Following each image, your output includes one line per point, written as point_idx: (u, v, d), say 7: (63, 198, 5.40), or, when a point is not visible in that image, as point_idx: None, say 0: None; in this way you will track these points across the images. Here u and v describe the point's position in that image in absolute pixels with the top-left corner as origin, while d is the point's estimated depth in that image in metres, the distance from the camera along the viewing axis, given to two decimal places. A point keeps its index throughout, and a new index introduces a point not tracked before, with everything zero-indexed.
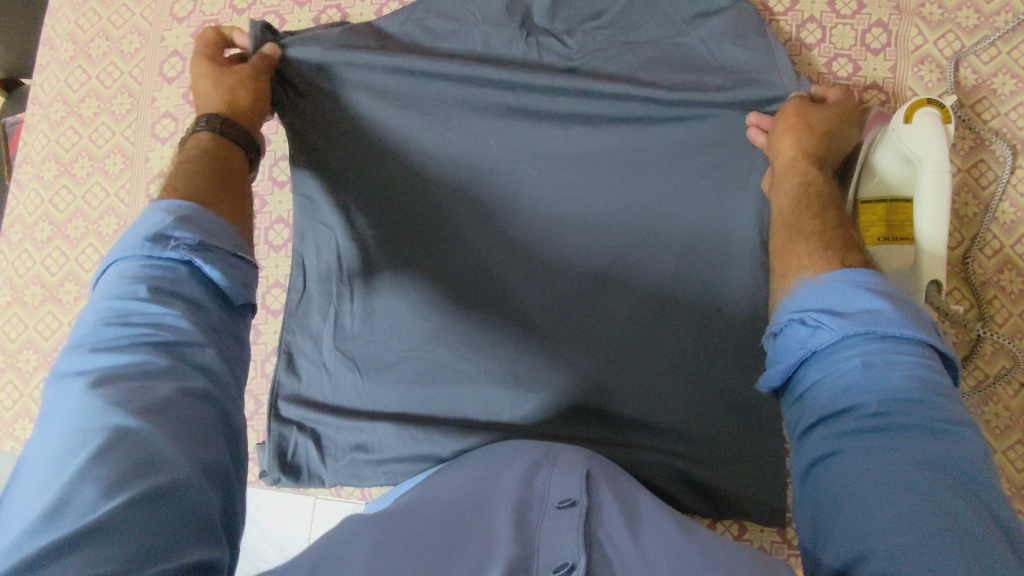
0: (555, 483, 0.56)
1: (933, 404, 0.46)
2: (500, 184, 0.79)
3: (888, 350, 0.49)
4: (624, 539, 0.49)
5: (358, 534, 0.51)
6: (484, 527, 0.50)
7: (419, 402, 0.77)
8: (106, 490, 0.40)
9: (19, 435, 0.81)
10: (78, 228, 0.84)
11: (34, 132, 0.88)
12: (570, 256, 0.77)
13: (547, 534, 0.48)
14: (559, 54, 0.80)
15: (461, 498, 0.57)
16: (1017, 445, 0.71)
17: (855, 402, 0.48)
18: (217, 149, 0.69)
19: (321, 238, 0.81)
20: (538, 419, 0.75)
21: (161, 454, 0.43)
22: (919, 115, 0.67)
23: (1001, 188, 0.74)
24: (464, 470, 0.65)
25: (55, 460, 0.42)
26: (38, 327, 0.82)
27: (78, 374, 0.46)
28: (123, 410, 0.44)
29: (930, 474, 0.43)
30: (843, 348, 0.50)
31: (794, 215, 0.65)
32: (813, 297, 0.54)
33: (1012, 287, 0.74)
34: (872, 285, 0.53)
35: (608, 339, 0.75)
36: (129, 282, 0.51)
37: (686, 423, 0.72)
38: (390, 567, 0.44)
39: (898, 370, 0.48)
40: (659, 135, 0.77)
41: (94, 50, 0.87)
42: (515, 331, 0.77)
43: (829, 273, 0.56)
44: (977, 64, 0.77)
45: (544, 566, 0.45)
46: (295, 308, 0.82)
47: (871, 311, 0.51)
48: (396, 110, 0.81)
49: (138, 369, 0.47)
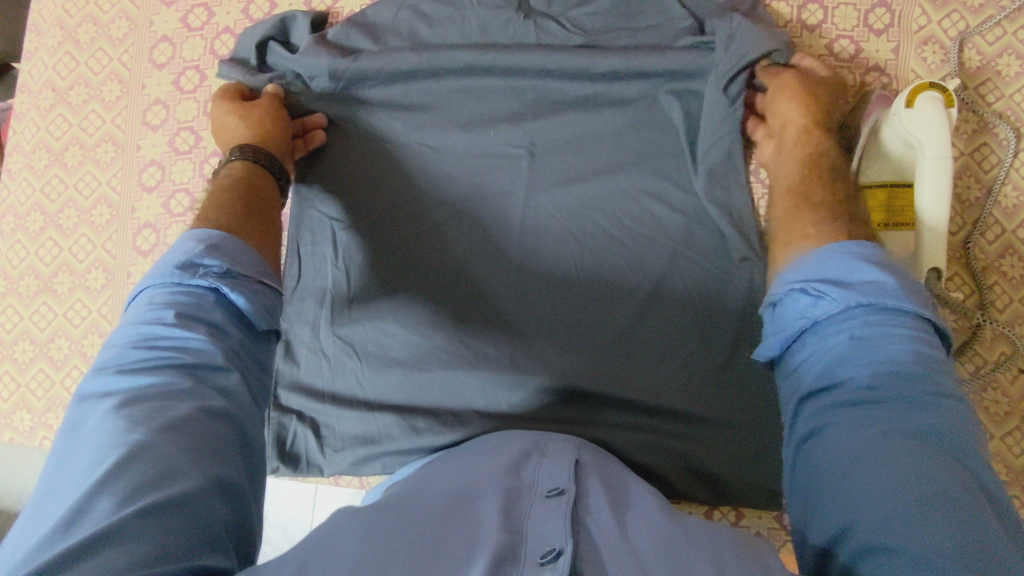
0: (543, 472, 0.56)
1: (930, 378, 0.46)
2: (496, 167, 0.79)
3: (889, 322, 0.48)
4: (610, 524, 0.49)
5: (351, 524, 0.50)
6: (474, 515, 0.50)
7: (420, 392, 0.77)
8: (120, 502, 0.40)
9: (17, 426, 0.80)
10: (71, 218, 0.83)
11: (23, 121, 0.86)
12: (568, 243, 0.76)
13: (535, 522, 0.48)
14: (557, 36, 0.79)
15: (456, 488, 0.56)
16: (1014, 430, 0.71)
17: (852, 372, 0.48)
18: (248, 178, 0.69)
19: (314, 225, 0.81)
20: (535, 406, 0.74)
21: (175, 464, 0.43)
22: (922, 99, 0.66)
23: (1004, 172, 0.73)
24: (457, 458, 0.65)
25: (76, 473, 0.43)
26: (33, 318, 0.82)
27: (104, 396, 0.47)
28: (135, 424, 0.44)
29: (924, 448, 0.43)
30: (844, 320, 0.50)
31: (795, 189, 0.66)
32: (814, 268, 0.53)
33: (1013, 272, 0.73)
34: (874, 257, 0.52)
35: (610, 336, 0.74)
36: (157, 308, 0.51)
37: (686, 400, 0.72)
38: (385, 558, 0.44)
39: (898, 344, 0.47)
40: (655, 121, 0.77)
41: (82, 36, 0.86)
42: (512, 320, 0.76)
43: (830, 245, 0.55)
44: (981, 44, 0.76)
45: (533, 553, 0.45)
46: (291, 295, 0.81)
47: (874, 283, 0.50)
48: (393, 98, 0.81)
49: (160, 390, 0.47)
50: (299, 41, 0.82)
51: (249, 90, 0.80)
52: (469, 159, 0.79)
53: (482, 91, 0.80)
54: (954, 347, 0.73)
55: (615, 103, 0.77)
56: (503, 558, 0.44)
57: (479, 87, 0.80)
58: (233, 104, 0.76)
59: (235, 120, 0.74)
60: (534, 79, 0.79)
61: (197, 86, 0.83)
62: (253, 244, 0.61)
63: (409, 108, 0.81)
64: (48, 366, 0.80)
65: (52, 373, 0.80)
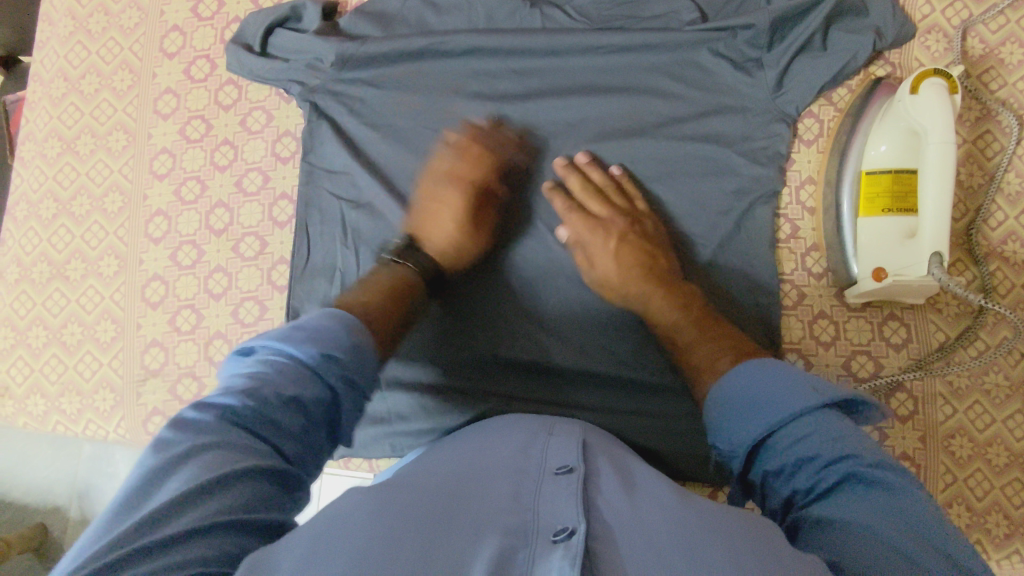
0: (552, 450, 0.57)
1: (847, 455, 0.49)
2: (503, 151, 0.79)
3: (795, 424, 0.52)
4: (620, 503, 0.50)
5: (361, 498, 0.50)
6: (483, 491, 0.51)
7: (429, 375, 0.77)
8: (204, 519, 0.42)
9: (31, 411, 0.80)
10: (83, 205, 0.84)
11: (36, 110, 0.87)
12: (559, 224, 0.78)
13: (549, 501, 0.49)
14: (562, 24, 0.80)
15: (461, 467, 0.57)
16: (1016, 413, 0.72)
17: (797, 477, 0.51)
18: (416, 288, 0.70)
19: (320, 205, 0.80)
20: (540, 388, 0.75)
21: (258, 502, 0.45)
22: (925, 86, 0.67)
23: (1007, 159, 0.74)
24: (463, 440, 0.65)
25: (165, 484, 0.44)
26: (46, 304, 0.82)
27: (201, 433, 0.48)
28: (232, 458, 0.46)
29: (873, 514, 0.45)
30: (767, 442, 0.54)
31: (675, 334, 0.69)
32: (722, 406, 0.58)
33: (1016, 258, 0.74)
34: (761, 375, 0.56)
35: (590, 317, 0.76)
36: (280, 376, 0.52)
37: (685, 375, 0.73)
38: (400, 526, 0.45)
39: (812, 437, 0.51)
40: (663, 108, 0.77)
41: (93, 26, 0.87)
42: (497, 309, 0.77)
43: (726, 377, 0.59)
44: (984, 33, 0.77)
45: (546, 530, 0.46)
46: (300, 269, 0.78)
47: (760, 403, 0.54)
48: (401, 84, 0.82)
49: (250, 442, 0.48)
50: (308, 26, 0.83)
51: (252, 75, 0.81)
52: None
53: (490, 79, 0.81)
54: (955, 332, 0.74)
55: (622, 91, 0.79)
56: (515, 537, 0.45)
57: (487, 74, 0.81)
58: (445, 199, 0.76)
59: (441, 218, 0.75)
60: (540, 64, 0.80)
61: (208, 76, 0.84)
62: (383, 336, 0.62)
63: (417, 92, 0.81)
64: (61, 351, 0.81)
65: (65, 358, 0.81)
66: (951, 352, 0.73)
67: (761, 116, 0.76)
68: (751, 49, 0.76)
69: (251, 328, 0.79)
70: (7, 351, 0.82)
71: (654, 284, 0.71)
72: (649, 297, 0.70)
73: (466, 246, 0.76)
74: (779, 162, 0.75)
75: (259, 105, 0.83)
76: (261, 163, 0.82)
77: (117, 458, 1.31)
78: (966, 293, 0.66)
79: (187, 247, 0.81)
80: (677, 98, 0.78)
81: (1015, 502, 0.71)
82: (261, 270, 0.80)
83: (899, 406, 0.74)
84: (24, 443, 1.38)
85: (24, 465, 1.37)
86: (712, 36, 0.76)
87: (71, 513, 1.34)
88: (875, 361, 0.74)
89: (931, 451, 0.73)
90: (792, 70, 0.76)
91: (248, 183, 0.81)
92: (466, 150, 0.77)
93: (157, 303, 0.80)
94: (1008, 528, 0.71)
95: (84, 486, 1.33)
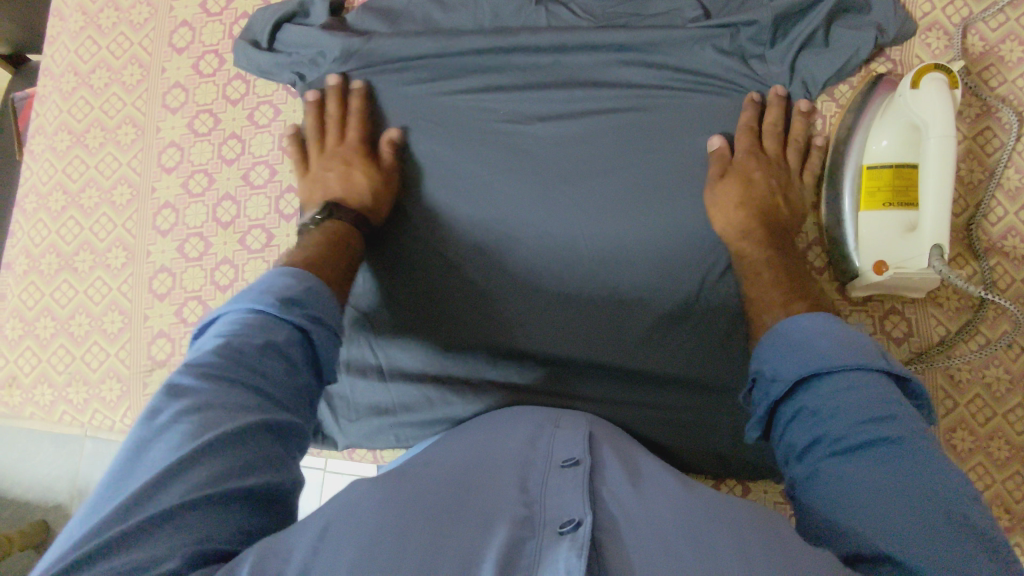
0: (558, 443, 0.57)
1: (888, 418, 0.49)
2: (507, 143, 0.80)
3: (839, 381, 0.52)
4: (627, 495, 0.51)
5: (366, 487, 0.50)
6: (488, 483, 0.51)
7: (434, 368, 0.78)
8: (188, 493, 0.42)
9: (38, 401, 0.81)
10: (92, 198, 0.85)
11: (46, 104, 0.88)
12: (571, 214, 0.77)
13: (554, 492, 0.49)
14: (566, 20, 0.81)
15: (468, 457, 0.57)
16: (1017, 407, 0.72)
17: (829, 428, 0.51)
18: (349, 239, 0.72)
19: (325, 198, 0.80)
20: (546, 380, 0.77)
21: (242, 467, 0.45)
22: (926, 80, 0.67)
23: (1007, 155, 0.75)
24: (469, 432, 0.66)
25: (150, 459, 0.44)
26: (54, 295, 0.83)
27: (184, 398, 0.48)
28: (213, 424, 0.46)
29: (912, 480, 0.45)
30: (805, 392, 0.54)
31: (749, 278, 0.70)
32: (768, 352, 0.58)
33: (1016, 253, 0.74)
34: (812, 328, 0.56)
35: (602, 307, 0.76)
36: (251, 328, 0.53)
37: (687, 367, 0.74)
38: (406, 521, 0.44)
39: (855, 396, 0.51)
40: (666, 103, 0.78)
41: (103, 21, 0.88)
42: (491, 306, 0.77)
43: (778, 323, 0.60)
44: (985, 31, 0.77)
45: (552, 522, 0.45)
46: None
47: (808, 353, 0.55)
48: (407, 78, 0.82)
49: (234, 403, 0.48)
50: (315, 22, 0.83)
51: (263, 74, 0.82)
52: (482, 138, 0.81)
53: (495, 74, 0.82)
54: (956, 326, 0.74)
55: (626, 87, 0.79)
56: (520, 528, 0.45)
57: (492, 69, 0.82)
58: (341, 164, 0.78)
59: (350, 178, 0.76)
60: (545, 60, 0.81)
61: (217, 70, 0.85)
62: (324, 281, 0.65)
63: (423, 87, 0.82)
64: (69, 341, 0.82)
65: (72, 349, 0.81)
66: (952, 347, 0.74)
67: (764, 112, 0.77)
68: (754, 46, 0.77)
69: None
70: (15, 342, 0.83)
71: (758, 223, 0.72)
72: (750, 254, 0.71)
73: (379, 208, 0.78)
74: (781, 157, 0.76)
75: (267, 99, 0.84)
76: (268, 157, 0.83)
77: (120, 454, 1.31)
78: (969, 285, 0.66)
79: (194, 239, 0.82)
80: (680, 94, 0.78)
81: (1015, 495, 0.71)
82: (267, 262, 0.80)
83: None
84: (26, 438, 1.38)
85: (26, 461, 1.38)
86: (715, 33, 0.77)
87: (73, 508, 1.34)
88: None
89: None
90: (793, 67, 0.77)
91: (255, 176, 0.82)
92: (341, 119, 0.80)
93: (164, 295, 0.81)
94: (1009, 522, 0.71)
95: (85, 483, 1.33)
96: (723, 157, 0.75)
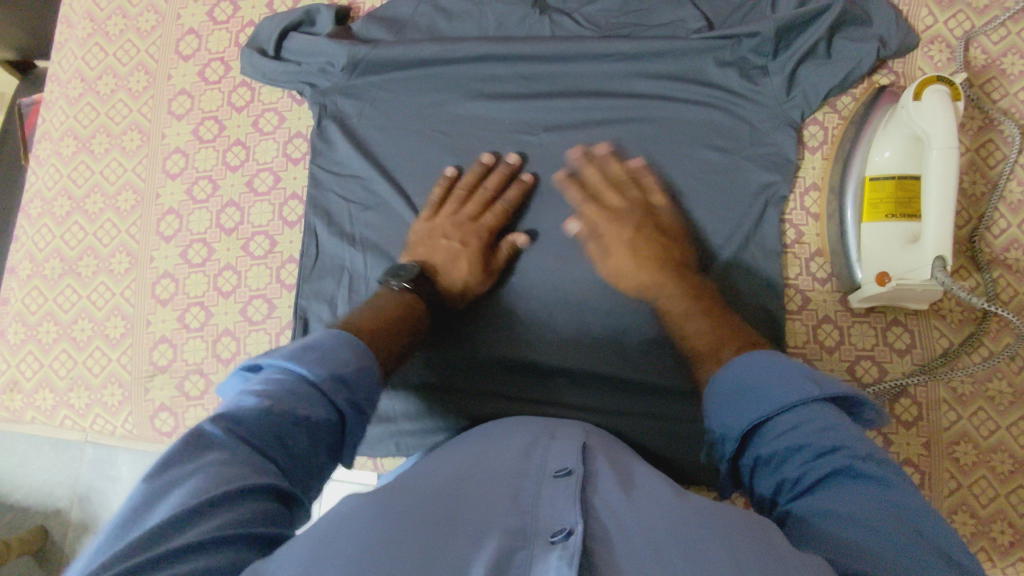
0: (552, 454, 0.57)
1: (851, 445, 0.49)
2: (511, 154, 0.80)
3: (796, 413, 0.52)
4: (621, 506, 0.50)
5: (357, 502, 0.49)
6: (480, 492, 0.51)
7: (434, 376, 0.78)
8: (201, 534, 0.40)
9: (39, 405, 0.81)
10: (97, 203, 0.85)
11: (52, 109, 0.89)
12: (572, 224, 0.77)
13: (547, 503, 0.49)
14: (570, 30, 0.82)
15: (464, 467, 0.57)
16: (1019, 420, 0.72)
17: (794, 461, 0.51)
18: (415, 319, 0.70)
19: (327, 206, 0.81)
20: (547, 391, 0.76)
21: (258, 526, 0.43)
22: (929, 92, 0.67)
23: (1009, 167, 0.75)
24: (464, 443, 0.65)
25: (167, 498, 0.43)
26: (57, 300, 0.83)
27: (214, 447, 0.47)
28: (236, 476, 0.45)
29: (879, 506, 0.45)
30: (766, 427, 0.54)
31: (681, 319, 0.68)
32: (719, 395, 0.58)
33: (1019, 265, 0.74)
34: (760, 363, 0.56)
35: (603, 318, 0.76)
36: (294, 394, 0.52)
37: (688, 378, 0.74)
38: (402, 531, 0.44)
39: (814, 426, 0.51)
40: (668, 112, 0.79)
41: (111, 28, 0.89)
42: (502, 329, 0.77)
43: (727, 365, 0.59)
44: (987, 44, 0.78)
45: (545, 532, 0.45)
46: (307, 272, 0.79)
47: (760, 388, 0.55)
48: (411, 86, 0.83)
49: (254, 461, 0.47)
50: (321, 30, 0.84)
51: (268, 81, 0.83)
52: (488, 145, 0.81)
53: (499, 84, 0.82)
54: (959, 338, 0.74)
55: (629, 97, 0.80)
56: (512, 537, 0.45)
57: (496, 79, 0.82)
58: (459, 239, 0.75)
59: (454, 261, 0.75)
60: (548, 69, 0.81)
61: (223, 77, 0.85)
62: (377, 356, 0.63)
63: (427, 95, 0.83)
64: (71, 346, 0.82)
65: (74, 354, 0.81)
66: (954, 359, 0.74)
67: (766, 123, 0.77)
68: (756, 57, 0.78)
69: (260, 326, 0.80)
70: (18, 346, 0.83)
71: (668, 273, 0.70)
72: (666, 292, 0.70)
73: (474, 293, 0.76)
74: (784, 168, 0.76)
75: (272, 106, 0.85)
76: (272, 164, 0.83)
77: (119, 461, 1.30)
78: (971, 297, 0.66)
79: (197, 246, 0.82)
80: (683, 104, 0.79)
81: (1019, 509, 0.71)
82: (270, 269, 0.81)
83: (903, 412, 0.74)
84: (25, 444, 1.38)
85: (25, 466, 1.38)
86: (718, 44, 0.78)
87: (71, 514, 1.34)
88: (879, 366, 0.75)
89: (935, 458, 0.73)
90: (795, 79, 0.77)
91: (259, 182, 0.83)
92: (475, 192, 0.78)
93: (167, 301, 0.81)
94: (1012, 535, 0.71)
95: (84, 489, 1.32)
96: (639, 203, 0.75)
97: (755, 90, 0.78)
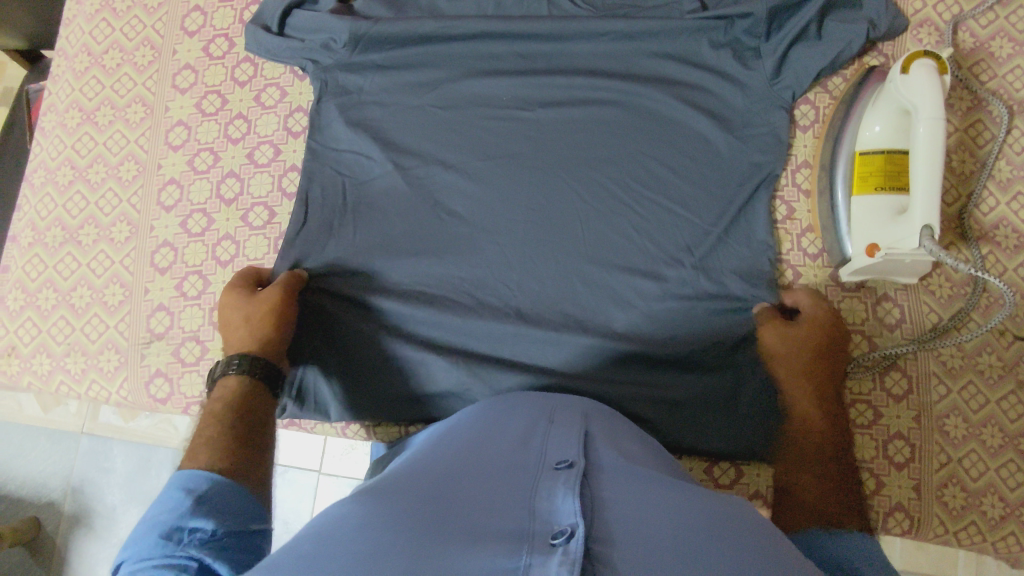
0: (553, 443, 0.51)
1: None
2: (507, 131, 0.82)
3: None
4: (627, 502, 0.44)
5: (351, 506, 0.44)
6: (470, 494, 0.45)
7: (425, 346, 0.77)
8: None
9: (35, 370, 0.82)
10: (99, 172, 0.86)
11: (59, 83, 0.91)
12: (566, 195, 0.79)
13: (545, 498, 0.43)
14: (567, 11, 0.84)
15: (457, 456, 0.52)
16: (1010, 395, 0.73)
17: None
18: (249, 395, 0.67)
19: (323, 180, 0.82)
20: (541, 362, 0.75)
21: None
22: (916, 66, 0.68)
23: (997, 146, 0.76)
24: (458, 429, 0.59)
25: None
26: (57, 268, 0.84)
27: None
28: None
29: None
30: None
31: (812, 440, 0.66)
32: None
33: (1008, 242, 0.75)
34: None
35: (598, 289, 0.76)
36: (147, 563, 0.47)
37: (682, 348, 0.74)
38: (384, 545, 0.38)
39: None
40: (662, 88, 0.80)
41: (119, 5, 0.91)
42: (416, 278, 0.79)
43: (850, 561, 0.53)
44: (975, 28, 0.80)
45: (544, 533, 0.39)
46: (296, 238, 0.81)
47: None
48: (411, 65, 0.85)
49: None
50: (324, 7, 0.86)
51: (269, 56, 0.85)
52: (485, 119, 0.82)
53: (496, 62, 0.84)
54: (949, 314, 0.75)
55: (625, 76, 0.81)
56: (505, 540, 0.38)
57: (494, 57, 0.84)
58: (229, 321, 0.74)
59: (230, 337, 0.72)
60: (545, 49, 0.83)
61: (226, 53, 0.87)
62: (223, 456, 0.58)
63: (425, 73, 0.84)
64: (69, 313, 0.82)
65: (72, 320, 0.82)
66: (945, 333, 0.74)
67: (758, 99, 0.78)
68: (749, 38, 0.79)
69: None
70: (17, 313, 0.84)
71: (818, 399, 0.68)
72: (811, 430, 0.67)
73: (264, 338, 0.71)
74: (776, 142, 0.77)
75: (274, 82, 0.87)
76: (272, 137, 0.85)
77: (115, 451, 1.32)
78: (961, 265, 0.65)
79: (197, 215, 0.83)
80: (676, 82, 0.81)
81: (1010, 483, 0.71)
82: (268, 239, 0.82)
83: (893, 385, 0.74)
84: (21, 436, 1.37)
85: (19, 458, 1.37)
86: (712, 25, 0.79)
87: (65, 506, 1.33)
88: (869, 340, 0.75)
89: (926, 431, 0.73)
90: (789, 55, 0.78)
91: (260, 155, 0.85)
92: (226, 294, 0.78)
93: (165, 269, 0.82)
94: (1003, 509, 0.71)
95: (78, 481, 1.33)
96: (813, 310, 0.71)
97: (747, 67, 0.79)
